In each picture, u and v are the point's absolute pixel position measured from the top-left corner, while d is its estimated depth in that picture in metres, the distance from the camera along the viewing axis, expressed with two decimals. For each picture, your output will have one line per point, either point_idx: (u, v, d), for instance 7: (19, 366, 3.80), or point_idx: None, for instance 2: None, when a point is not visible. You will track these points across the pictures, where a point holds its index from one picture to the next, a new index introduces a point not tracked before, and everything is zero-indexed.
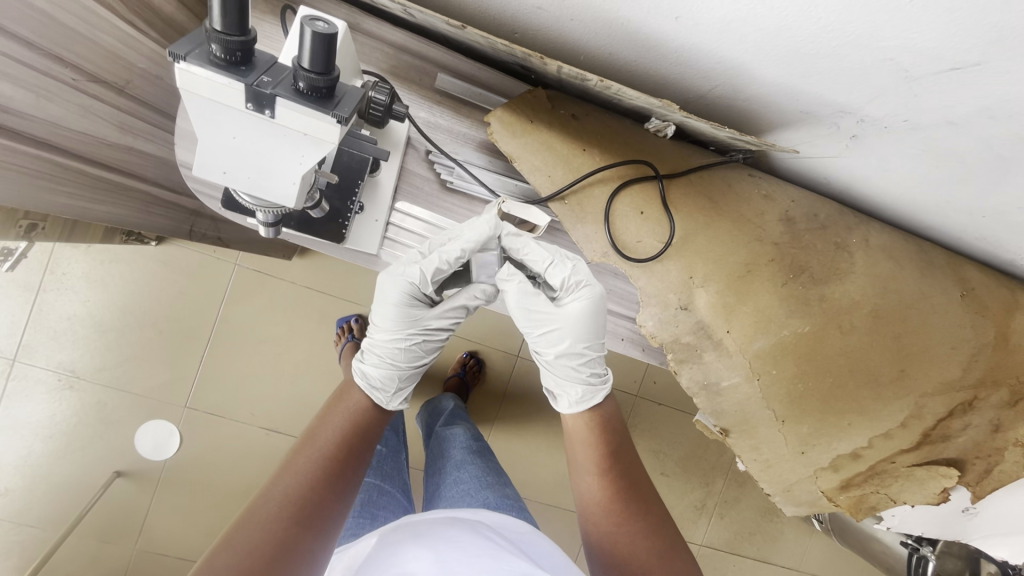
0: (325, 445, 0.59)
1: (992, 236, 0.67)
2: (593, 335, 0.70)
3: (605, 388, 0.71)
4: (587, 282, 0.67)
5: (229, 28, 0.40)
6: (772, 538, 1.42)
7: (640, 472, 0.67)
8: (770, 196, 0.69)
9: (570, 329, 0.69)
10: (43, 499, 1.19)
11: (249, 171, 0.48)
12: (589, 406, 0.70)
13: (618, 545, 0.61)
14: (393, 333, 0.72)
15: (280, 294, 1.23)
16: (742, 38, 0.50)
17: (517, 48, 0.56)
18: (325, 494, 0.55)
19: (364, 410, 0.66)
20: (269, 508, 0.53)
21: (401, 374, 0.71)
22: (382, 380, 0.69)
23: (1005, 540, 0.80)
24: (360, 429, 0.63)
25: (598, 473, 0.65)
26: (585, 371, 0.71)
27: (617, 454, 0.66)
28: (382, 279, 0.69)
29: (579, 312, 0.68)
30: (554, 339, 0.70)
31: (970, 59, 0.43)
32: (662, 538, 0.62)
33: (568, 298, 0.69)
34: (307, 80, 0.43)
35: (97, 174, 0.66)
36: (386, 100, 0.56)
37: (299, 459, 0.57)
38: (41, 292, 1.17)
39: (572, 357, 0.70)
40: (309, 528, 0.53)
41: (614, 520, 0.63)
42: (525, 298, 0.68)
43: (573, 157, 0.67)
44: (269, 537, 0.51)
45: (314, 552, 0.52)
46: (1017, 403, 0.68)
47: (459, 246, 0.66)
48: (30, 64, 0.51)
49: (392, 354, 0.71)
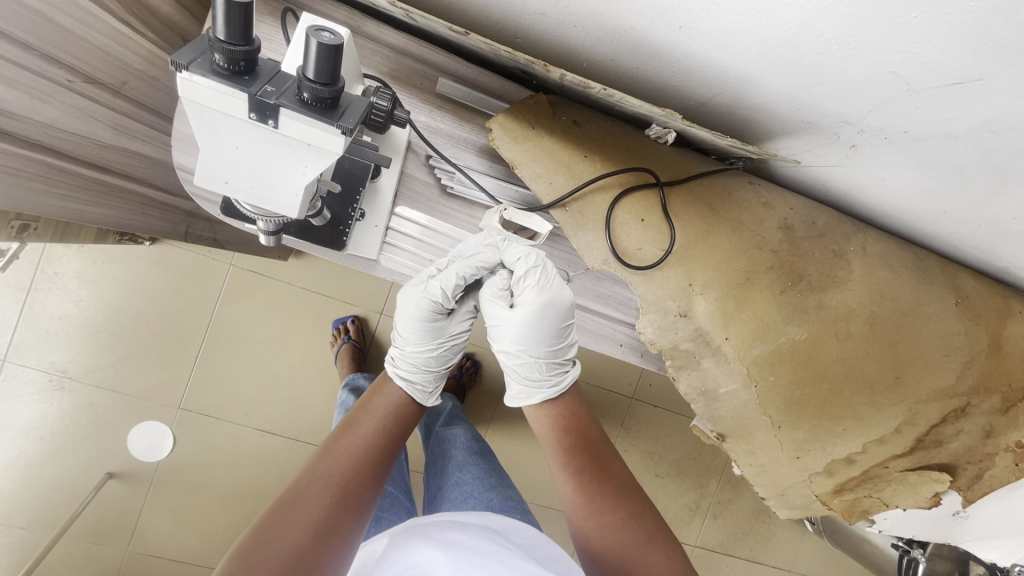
0: (363, 434, 0.59)
1: (988, 245, 0.67)
2: (542, 340, 0.70)
3: (545, 391, 0.70)
4: (539, 287, 0.67)
5: (234, 38, 0.40)
6: (763, 539, 1.44)
7: (613, 465, 0.65)
8: (769, 204, 0.70)
9: (510, 329, 0.69)
10: (35, 502, 1.17)
11: (250, 181, 0.48)
12: (523, 403, 0.71)
13: (590, 539, 0.60)
14: (419, 339, 0.72)
15: (275, 294, 1.22)
16: (745, 48, 0.50)
17: (520, 55, 0.56)
18: (368, 480, 0.55)
19: (399, 403, 0.66)
20: (313, 490, 0.52)
21: (434, 376, 0.72)
22: (418, 382, 0.70)
23: (995, 543, 0.81)
24: (398, 419, 0.64)
25: (561, 467, 0.64)
26: (523, 371, 0.71)
27: (580, 447, 0.65)
28: (408, 293, 0.70)
29: (528, 313, 0.68)
30: (500, 334, 0.71)
31: (971, 75, 0.43)
32: (638, 529, 0.59)
33: (519, 299, 0.69)
34: (311, 90, 0.42)
35: (92, 176, 0.65)
36: (388, 106, 0.55)
37: (339, 446, 0.57)
38: (32, 292, 1.15)
39: (511, 356, 0.71)
40: (350, 507, 0.52)
41: (582, 513, 0.61)
42: (488, 293, 0.71)
43: (574, 164, 0.67)
44: (316, 519, 0.50)
45: (356, 536, 0.51)
46: (1010, 410, 0.69)
47: (473, 265, 0.68)
48: (25, 66, 0.50)
49: (425, 358, 0.71)
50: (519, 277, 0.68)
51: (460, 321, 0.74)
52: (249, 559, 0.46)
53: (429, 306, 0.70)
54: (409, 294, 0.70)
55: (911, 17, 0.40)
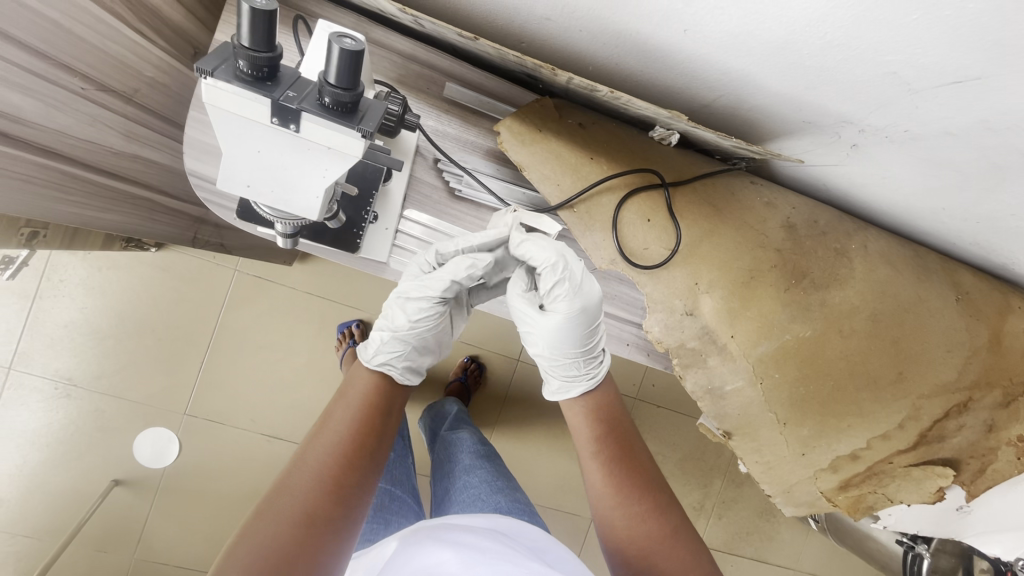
0: (347, 419, 0.55)
1: (986, 242, 0.69)
2: (574, 342, 0.69)
3: (586, 384, 0.70)
4: (574, 293, 0.66)
5: (257, 44, 0.41)
6: (769, 538, 1.44)
7: (642, 455, 0.64)
8: (772, 204, 0.71)
9: (543, 335, 0.69)
10: (39, 509, 1.17)
11: (271, 184, 0.49)
12: (566, 398, 0.70)
13: (618, 529, 0.60)
14: (392, 313, 0.68)
15: (280, 299, 1.23)
16: (749, 51, 0.51)
17: (528, 60, 0.57)
18: (356, 469, 0.52)
19: (382, 383, 0.61)
20: (301, 476, 0.50)
21: (394, 345, 0.66)
22: (376, 349, 0.65)
23: (998, 538, 0.82)
24: (384, 397, 0.59)
25: (594, 455, 0.63)
26: (561, 369, 0.70)
27: (613, 435, 0.65)
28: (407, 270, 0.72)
29: (560, 320, 0.67)
30: (534, 338, 0.70)
31: (970, 74, 0.45)
32: (664, 522, 0.59)
33: (555, 305, 0.67)
34: (332, 95, 0.43)
35: (103, 183, 0.66)
36: (400, 111, 0.57)
37: (324, 434, 0.53)
38: (37, 300, 1.15)
39: (548, 357, 0.70)
40: (337, 498, 0.49)
41: (614, 504, 0.61)
42: (518, 298, 0.69)
43: (581, 166, 0.68)
44: (301, 511, 0.47)
45: (347, 528, 0.49)
46: (1011, 405, 0.70)
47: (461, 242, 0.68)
48: (39, 73, 0.51)
49: (392, 329, 0.67)
50: (549, 288, 0.66)
51: (431, 282, 0.67)
52: (241, 546, 0.45)
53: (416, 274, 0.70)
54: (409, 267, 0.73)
55: (912, 19, 0.41)
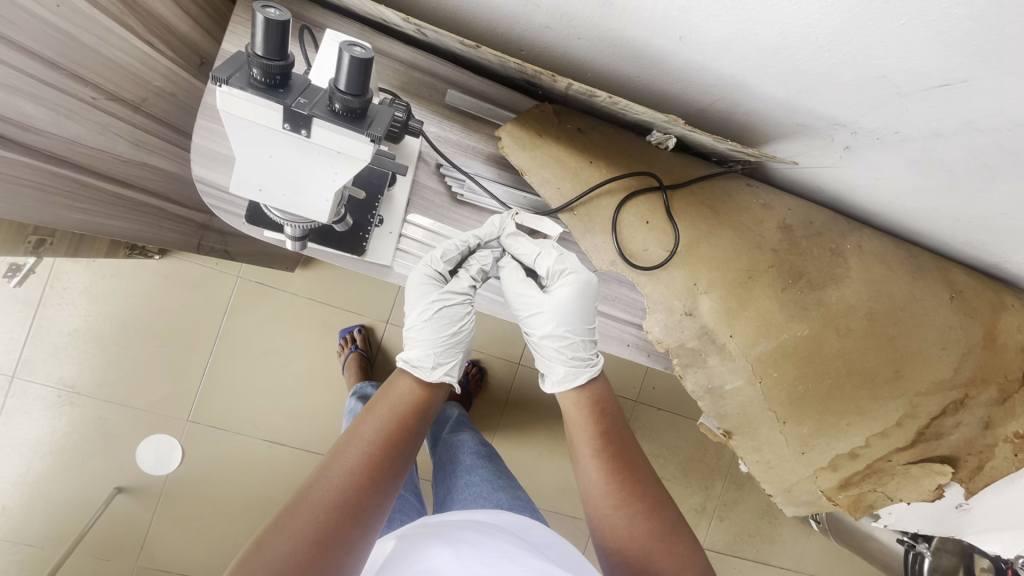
0: (370, 440, 0.55)
1: (979, 242, 0.70)
2: (580, 320, 0.72)
3: (590, 370, 0.71)
4: (573, 270, 0.70)
5: (271, 53, 0.42)
6: (771, 539, 1.45)
7: (637, 456, 0.65)
8: (768, 206, 0.72)
9: (553, 314, 0.71)
10: (42, 517, 1.17)
11: (283, 189, 0.51)
12: (573, 385, 0.70)
13: (616, 529, 0.60)
14: (430, 331, 0.69)
15: (282, 305, 1.24)
16: (743, 56, 0.52)
17: (528, 66, 0.58)
18: (377, 490, 0.52)
19: (413, 402, 0.61)
20: (318, 491, 0.50)
21: (447, 360, 0.68)
22: (434, 367, 0.66)
23: (998, 535, 0.83)
24: (412, 417, 0.59)
25: (594, 455, 0.64)
26: (568, 352, 0.71)
27: (614, 436, 0.65)
28: (409, 290, 0.72)
29: (566, 294, 0.70)
30: (539, 320, 0.72)
31: (957, 76, 0.46)
32: (663, 520, 0.60)
33: (555, 284, 0.71)
34: (342, 101, 0.44)
35: (109, 189, 0.67)
36: (404, 117, 0.59)
37: (346, 451, 0.53)
38: (41, 307, 1.16)
39: (556, 339, 0.71)
40: (350, 517, 0.49)
41: (615, 502, 0.61)
42: (519, 289, 0.73)
43: (581, 170, 0.69)
44: (314, 527, 0.47)
45: (358, 545, 0.48)
46: (1006, 401, 0.71)
47: (461, 242, 0.71)
48: (50, 83, 0.53)
49: (433, 346, 0.68)
50: (557, 266, 0.71)
51: (458, 289, 0.72)
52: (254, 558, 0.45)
53: (432, 283, 0.72)
54: (409, 286, 0.72)
55: (899, 24, 0.43)
